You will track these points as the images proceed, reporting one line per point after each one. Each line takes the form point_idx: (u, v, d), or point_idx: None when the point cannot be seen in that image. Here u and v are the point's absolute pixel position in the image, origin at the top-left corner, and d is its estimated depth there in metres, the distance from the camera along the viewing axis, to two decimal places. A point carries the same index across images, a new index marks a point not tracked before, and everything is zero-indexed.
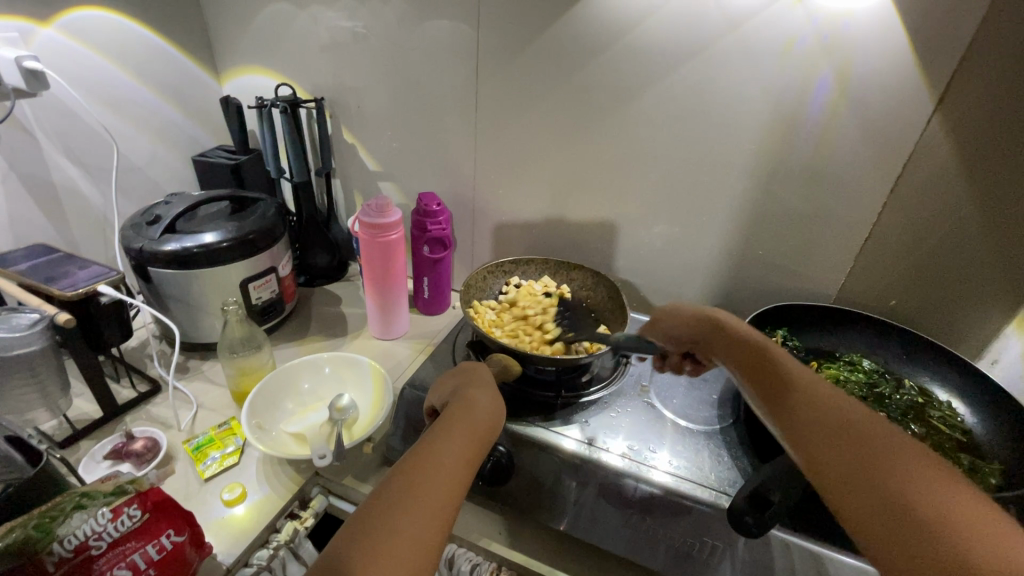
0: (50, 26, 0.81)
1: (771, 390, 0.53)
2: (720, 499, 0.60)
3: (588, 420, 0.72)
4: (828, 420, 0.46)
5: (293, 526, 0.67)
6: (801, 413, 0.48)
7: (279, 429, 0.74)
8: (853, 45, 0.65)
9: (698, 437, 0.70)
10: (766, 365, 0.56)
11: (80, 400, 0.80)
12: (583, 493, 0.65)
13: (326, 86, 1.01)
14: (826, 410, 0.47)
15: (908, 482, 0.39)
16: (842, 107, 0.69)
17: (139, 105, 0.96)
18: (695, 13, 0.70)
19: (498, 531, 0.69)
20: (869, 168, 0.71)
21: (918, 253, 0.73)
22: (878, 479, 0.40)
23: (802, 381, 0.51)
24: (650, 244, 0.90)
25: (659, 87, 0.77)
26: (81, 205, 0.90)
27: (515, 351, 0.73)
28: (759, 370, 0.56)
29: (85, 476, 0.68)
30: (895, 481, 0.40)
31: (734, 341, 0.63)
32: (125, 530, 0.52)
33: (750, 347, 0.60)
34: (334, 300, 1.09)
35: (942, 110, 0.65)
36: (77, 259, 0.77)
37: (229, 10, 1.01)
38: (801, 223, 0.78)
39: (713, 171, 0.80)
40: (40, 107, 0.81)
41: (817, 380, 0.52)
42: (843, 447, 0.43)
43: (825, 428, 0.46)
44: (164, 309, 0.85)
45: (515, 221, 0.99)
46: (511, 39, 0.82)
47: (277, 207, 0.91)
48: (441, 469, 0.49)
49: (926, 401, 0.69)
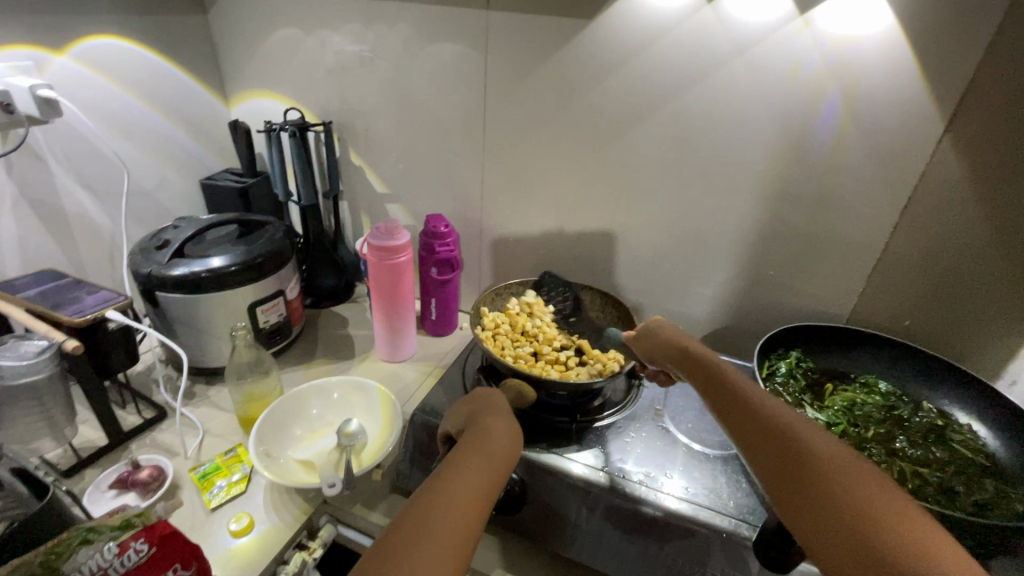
0: (65, 55, 0.82)
1: (740, 418, 0.52)
2: (740, 527, 0.59)
3: (601, 445, 0.71)
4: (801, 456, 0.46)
5: (301, 557, 0.66)
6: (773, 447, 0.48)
7: (287, 456, 0.73)
8: (861, 67, 0.66)
9: (715, 462, 0.69)
10: (731, 389, 0.55)
11: (86, 427, 0.79)
12: (594, 521, 0.64)
13: (335, 109, 1.02)
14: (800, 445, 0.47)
15: (887, 529, 0.39)
16: (851, 128, 0.69)
17: (149, 130, 0.97)
18: (703, 37, 0.71)
19: (511, 561, 0.68)
20: (880, 188, 0.71)
21: (932, 272, 0.73)
22: (860, 526, 0.40)
23: (770, 410, 0.51)
24: (660, 265, 0.90)
25: (667, 110, 0.78)
26: (89, 229, 0.91)
27: (528, 375, 0.73)
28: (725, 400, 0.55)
29: (89, 506, 0.66)
30: (874, 530, 0.39)
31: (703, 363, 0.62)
32: (132, 565, 0.50)
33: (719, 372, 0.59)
34: (340, 322, 1.08)
35: (952, 132, 0.65)
36: (86, 285, 0.76)
37: (238, 36, 1.03)
38: (813, 243, 0.78)
39: (722, 191, 0.80)
40: (52, 133, 0.81)
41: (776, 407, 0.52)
42: (815, 486, 0.43)
43: (799, 465, 0.45)
44: (172, 334, 0.85)
45: (523, 241, 0.98)
46: (519, 62, 0.83)
47: (285, 230, 0.92)
48: (462, 498, 0.48)
49: (946, 423, 0.67)
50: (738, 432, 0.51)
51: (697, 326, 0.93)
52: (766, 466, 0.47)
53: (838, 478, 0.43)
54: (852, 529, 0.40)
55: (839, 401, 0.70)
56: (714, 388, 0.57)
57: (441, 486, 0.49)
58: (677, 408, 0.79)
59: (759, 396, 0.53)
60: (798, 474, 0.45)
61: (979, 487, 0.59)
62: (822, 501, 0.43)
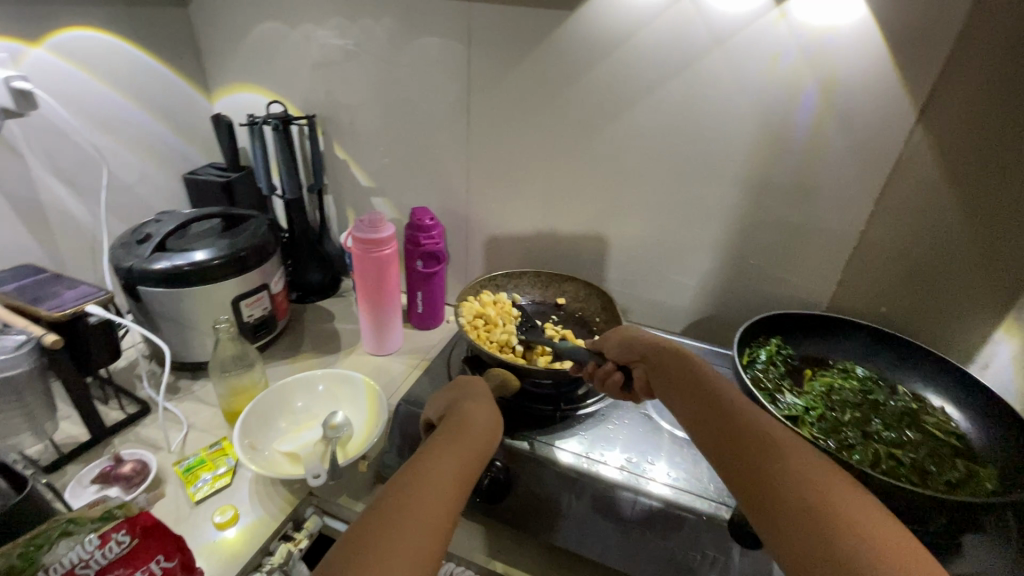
0: (41, 47, 0.80)
1: (705, 405, 0.54)
2: (719, 510, 0.60)
3: (586, 433, 0.72)
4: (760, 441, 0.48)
5: (287, 548, 0.66)
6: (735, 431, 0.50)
7: (272, 449, 0.73)
8: (838, 58, 0.67)
9: (696, 448, 0.70)
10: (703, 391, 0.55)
11: (67, 423, 0.78)
12: (578, 507, 0.65)
13: (318, 103, 1.01)
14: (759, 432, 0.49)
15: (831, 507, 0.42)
16: (828, 118, 0.70)
17: (129, 124, 0.96)
18: (683, 29, 0.72)
19: (498, 549, 0.69)
20: (856, 177, 0.72)
21: (907, 259, 0.74)
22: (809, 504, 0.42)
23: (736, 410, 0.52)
24: (643, 256, 0.91)
25: (650, 101, 0.78)
26: (69, 224, 0.89)
27: (513, 364, 0.73)
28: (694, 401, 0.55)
29: (71, 501, 0.66)
30: (821, 507, 0.42)
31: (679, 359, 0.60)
32: (114, 557, 0.50)
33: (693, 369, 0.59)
34: (326, 316, 1.08)
35: (924, 121, 0.66)
36: (65, 280, 0.76)
37: (220, 29, 1.02)
38: (792, 232, 0.79)
39: (704, 182, 0.81)
40: (29, 127, 0.80)
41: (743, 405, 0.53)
42: (763, 461, 0.46)
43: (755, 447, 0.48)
44: (155, 329, 0.84)
45: (509, 234, 0.99)
46: (502, 54, 0.83)
47: (269, 224, 0.91)
48: (438, 484, 0.48)
49: (920, 407, 0.69)
50: (702, 418, 0.53)
51: (681, 316, 0.94)
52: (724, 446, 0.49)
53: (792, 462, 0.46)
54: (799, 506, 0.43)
55: (817, 386, 0.71)
56: (680, 376, 0.58)
57: (418, 473, 0.49)
58: None
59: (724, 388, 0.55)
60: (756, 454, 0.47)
61: (950, 467, 0.60)
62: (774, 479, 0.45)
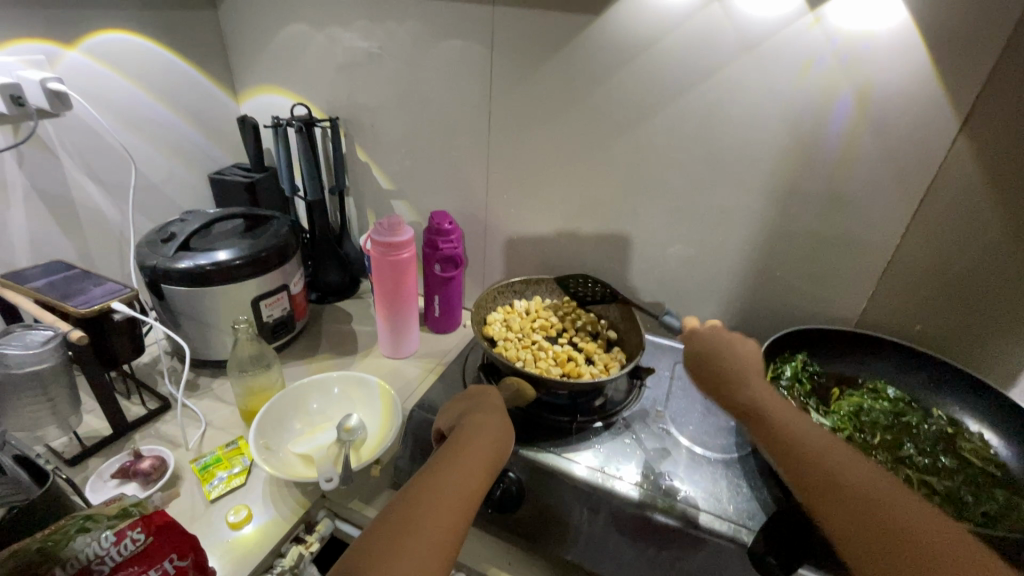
0: (76, 49, 0.83)
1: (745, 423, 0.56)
2: (739, 533, 0.57)
3: (602, 446, 0.70)
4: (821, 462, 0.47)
5: (298, 550, 0.66)
6: (797, 462, 0.48)
7: (286, 450, 0.73)
8: (874, 64, 0.64)
9: (716, 466, 0.67)
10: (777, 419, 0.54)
11: (91, 416, 0.80)
12: (594, 523, 0.63)
13: (342, 105, 1.02)
14: (847, 468, 0.46)
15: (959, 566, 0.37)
16: (863, 128, 0.67)
17: (159, 124, 0.98)
18: (711, 33, 0.70)
19: (509, 561, 0.68)
20: (890, 190, 0.69)
21: (945, 276, 0.71)
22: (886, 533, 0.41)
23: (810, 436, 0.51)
24: (664, 265, 0.89)
25: (675, 108, 0.76)
26: (98, 222, 0.92)
27: (528, 373, 0.72)
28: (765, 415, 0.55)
29: (91, 495, 0.67)
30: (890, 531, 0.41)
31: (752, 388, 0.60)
32: (127, 555, 0.51)
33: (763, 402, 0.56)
34: (345, 317, 1.09)
35: (967, 131, 0.63)
36: (94, 277, 0.77)
37: (248, 31, 1.03)
38: (821, 244, 0.76)
39: (729, 191, 0.78)
40: (63, 127, 0.83)
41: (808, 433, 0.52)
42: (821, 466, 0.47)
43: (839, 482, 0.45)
44: (176, 326, 0.85)
45: (527, 239, 0.98)
46: (524, 57, 0.82)
47: (290, 225, 0.92)
48: (447, 501, 0.47)
49: (956, 431, 0.66)
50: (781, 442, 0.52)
51: None
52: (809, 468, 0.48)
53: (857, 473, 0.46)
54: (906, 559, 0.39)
55: (845, 406, 0.69)
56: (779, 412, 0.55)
57: (427, 488, 0.48)
58: (679, 409, 0.78)
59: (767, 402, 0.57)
60: (831, 488, 0.45)
61: (989, 498, 0.57)
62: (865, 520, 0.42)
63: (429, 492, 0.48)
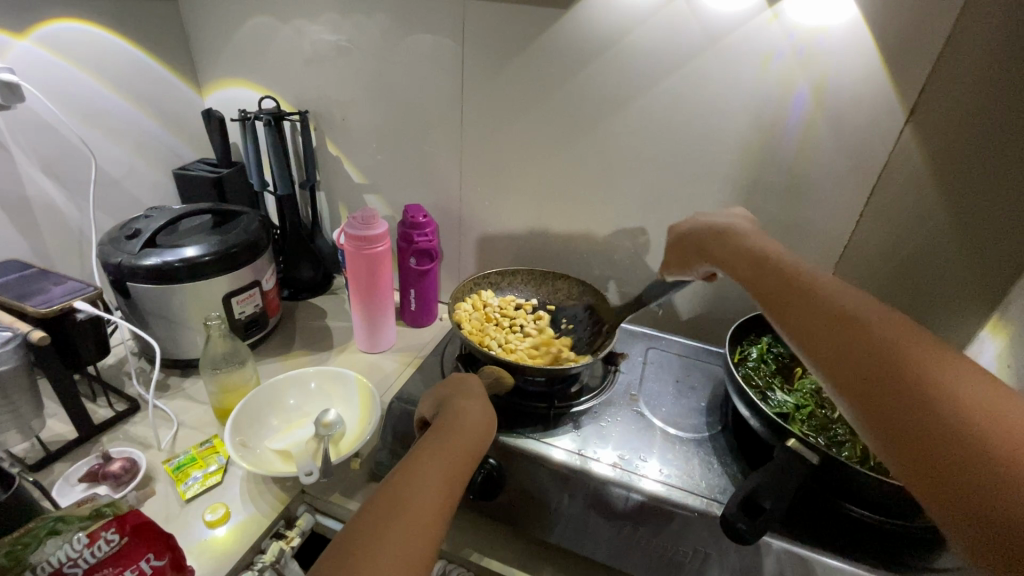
0: (27, 39, 0.79)
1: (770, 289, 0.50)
2: (711, 506, 0.60)
3: (578, 430, 0.72)
4: (858, 324, 0.42)
5: (279, 546, 0.66)
6: (841, 348, 0.41)
7: (263, 446, 0.72)
8: (828, 58, 0.67)
9: (689, 445, 0.70)
10: (801, 288, 0.47)
11: (54, 420, 0.77)
12: (573, 505, 0.65)
13: (311, 99, 1.00)
14: (901, 351, 0.38)
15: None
16: (819, 119, 0.71)
17: (118, 118, 0.94)
18: (676, 27, 0.72)
19: (490, 546, 0.69)
20: (846, 178, 0.73)
21: (896, 259, 0.75)
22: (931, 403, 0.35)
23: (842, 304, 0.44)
24: (636, 255, 0.91)
25: (643, 100, 0.78)
26: (56, 220, 0.88)
27: (506, 361, 0.73)
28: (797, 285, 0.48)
29: (58, 499, 0.65)
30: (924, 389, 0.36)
31: (759, 263, 0.54)
32: (102, 556, 0.49)
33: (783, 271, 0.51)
34: (319, 313, 1.08)
35: (913, 122, 0.67)
36: (53, 276, 0.75)
37: (210, 22, 1.00)
38: (783, 231, 0.80)
39: (695, 181, 0.81)
40: (15, 120, 0.79)
41: (845, 293, 0.45)
42: (845, 329, 0.41)
43: (872, 355, 0.39)
44: (144, 326, 0.83)
45: (502, 232, 0.99)
46: (495, 51, 0.83)
47: (261, 220, 0.90)
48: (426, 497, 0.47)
49: None
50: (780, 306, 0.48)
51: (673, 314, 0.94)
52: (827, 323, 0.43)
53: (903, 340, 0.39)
54: (947, 442, 0.33)
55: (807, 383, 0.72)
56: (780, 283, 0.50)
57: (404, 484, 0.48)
58: (652, 393, 0.80)
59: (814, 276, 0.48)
60: (860, 359, 0.39)
61: None
62: (904, 407, 0.36)
63: (413, 477, 0.48)
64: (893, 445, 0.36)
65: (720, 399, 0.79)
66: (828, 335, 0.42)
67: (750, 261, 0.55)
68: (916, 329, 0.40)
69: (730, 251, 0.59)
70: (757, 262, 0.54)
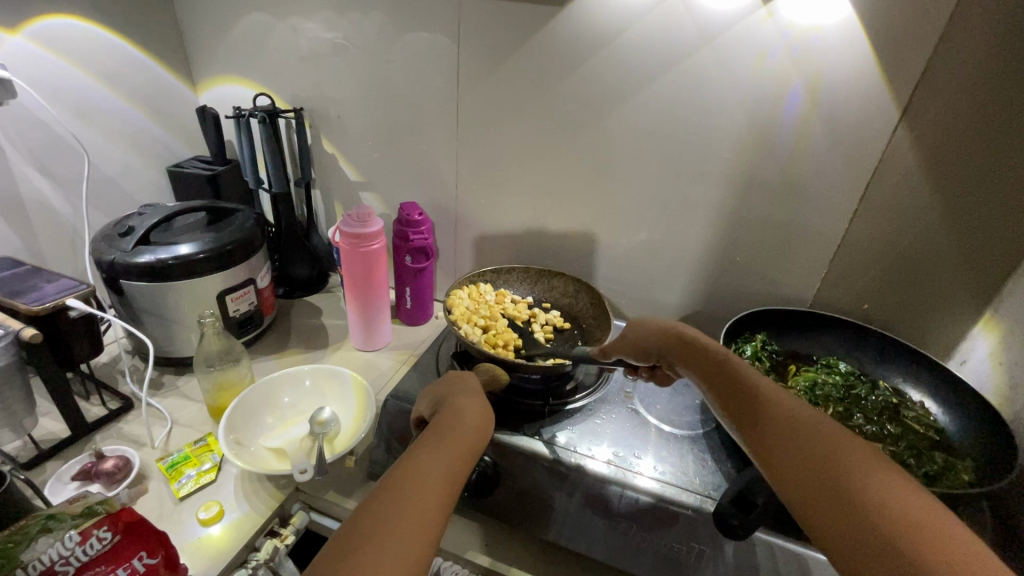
0: (19, 34, 0.79)
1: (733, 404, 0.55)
2: (704, 503, 0.60)
3: (573, 427, 0.72)
4: (806, 431, 0.46)
5: (272, 543, 0.65)
6: (789, 458, 0.45)
7: (257, 445, 0.72)
8: (822, 57, 0.67)
9: (683, 442, 0.70)
10: (758, 402, 0.52)
11: (47, 419, 0.77)
12: (569, 503, 0.65)
13: (306, 96, 1.00)
14: (841, 458, 0.42)
15: None
16: (813, 118, 0.71)
17: (111, 114, 0.94)
18: (672, 25, 0.72)
19: (485, 543, 0.69)
20: (840, 177, 0.73)
21: (890, 257, 0.76)
22: (863, 508, 0.39)
23: (795, 415, 0.49)
24: (631, 253, 0.91)
25: (638, 99, 0.79)
26: (48, 217, 0.88)
27: (501, 359, 0.73)
28: (753, 400, 0.53)
29: (50, 498, 0.65)
30: (858, 497, 0.39)
31: (722, 369, 0.59)
32: (93, 554, 0.49)
33: (744, 381, 0.56)
34: (314, 311, 1.07)
35: (907, 120, 0.67)
36: (45, 273, 0.74)
37: (205, 19, 1.00)
38: (777, 229, 0.80)
39: (690, 179, 0.81)
40: (8, 117, 0.79)
41: (796, 405, 0.50)
42: (796, 438, 0.46)
43: (820, 463, 0.43)
44: (137, 324, 0.83)
45: (497, 230, 0.99)
46: (491, 49, 0.83)
47: (256, 218, 0.90)
48: (418, 501, 0.46)
49: (900, 401, 0.71)
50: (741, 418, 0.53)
51: (668, 312, 0.94)
52: (777, 433, 0.48)
53: (846, 450, 0.43)
54: (881, 549, 0.36)
55: (801, 381, 0.72)
56: (739, 394, 0.55)
57: (398, 488, 0.47)
58: (647, 391, 0.80)
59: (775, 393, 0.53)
60: (806, 468, 0.43)
61: (930, 459, 0.62)
62: (832, 496, 0.40)
63: (411, 476, 0.48)
64: (838, 550, 0.38)
65: None
66: (780, 444, 0.47)
67: (714, 369, 0.60)
68: (856, 441, 0.44)
69: (697, 353, 0.64)
70: (730, 372, 0.58)
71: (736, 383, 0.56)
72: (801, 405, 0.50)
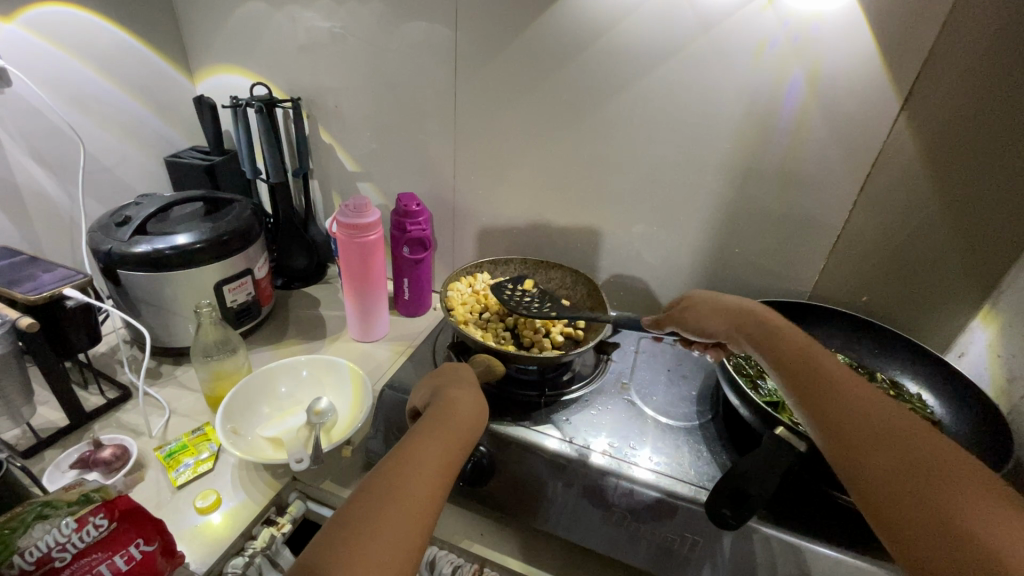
0: (14, 22, 0.78)
1: (805, 387, 0.53)
2: (699, 493, 0.60)
3: (569, 418, 0.72)
4: (889, 435, 0.45)
5: (269, 531, 0.65)
6: (872, 462, 0.44)
7: (255, 434, 0.72)
8: (823, 47, 0.67)
9: (678, 433, 0.70)
10: (838, 393, 0.51)
11: (45, 408, 0.77)
12: (567, 493, 0.65)
13: (303, 86, 0.99)
14: (932, 474, 0.41)
15: None
16: (813, 107, 0.70)
17: (108, 103, 0.93)
18: (671, 14, 0.71)
19: (480, 532, 0.70)
20: (840, 168, 0.73)
21: (888, 249, 0.75)
22: (954, 531, 0.38)
23: (880, 415, 0.47)
24: (629, 244, 0.91)
25: (636, 88, 0.78)
26: (46, 206, 0.87)
27: (497, 350, 0.73)
28: (830, 388, 0.52)
29: (47, 486, 0.65)
30: (949, 519, 0.39)
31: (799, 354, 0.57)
32: (91, 540, 0.50)
33: (823, 368, 0.54)
34: (312, 302, 1.07)
35: (908, 110, 0.67)
36: (42, 262, 0.74)
37: (201, 7, 0.99)
38: (776, 221, 0.80)
39: (689, 170, 0.81)
40: (3, 105, 0.78)
41: (881, 403, 0.49)
42: (879, 440, 0.45)
43: (909, 477, 0.42)
44: (135, 314, 0.83)
45: (495, 221, 0.99)
46: (489, 37, 0.82)
47: (253, 208, 0.90)
48: (408, 496, 0.46)
49: (897, 394, 0.71)
50: (813, 404, 0.51)
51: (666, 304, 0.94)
52: (859, 431, 0.47)
53: (940, 464, 0.42)
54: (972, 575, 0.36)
55: None
56: (814, 382, 0.53)
57: (390, 481, 0.46)
58: (643, 382, 0.80)
59: (863, 389, 0.51)
60: (894, 476, 0.43)
61: None
62: (924, 514, 0.40)
63: (408, 465, 0.48)
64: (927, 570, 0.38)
65: (710, 389, 0.79)
66: (864, 445, 0.46)
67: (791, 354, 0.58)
68: (953, 453, 0.43)
69: (774, 336, 0.61)
70: (806, 357, 0.56)
71: (812, 369, 0.55)
72: (888, 403, 0.49)
